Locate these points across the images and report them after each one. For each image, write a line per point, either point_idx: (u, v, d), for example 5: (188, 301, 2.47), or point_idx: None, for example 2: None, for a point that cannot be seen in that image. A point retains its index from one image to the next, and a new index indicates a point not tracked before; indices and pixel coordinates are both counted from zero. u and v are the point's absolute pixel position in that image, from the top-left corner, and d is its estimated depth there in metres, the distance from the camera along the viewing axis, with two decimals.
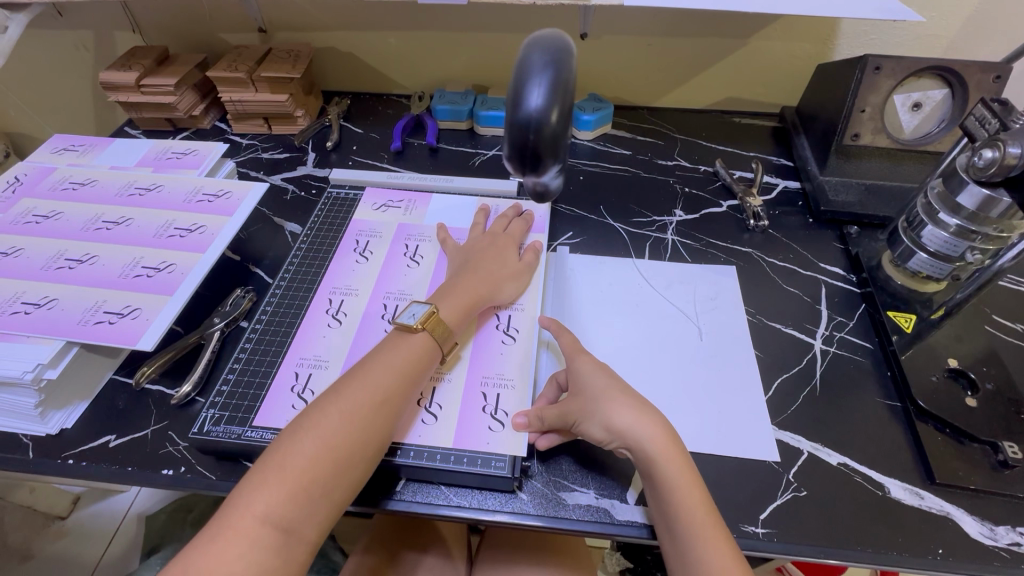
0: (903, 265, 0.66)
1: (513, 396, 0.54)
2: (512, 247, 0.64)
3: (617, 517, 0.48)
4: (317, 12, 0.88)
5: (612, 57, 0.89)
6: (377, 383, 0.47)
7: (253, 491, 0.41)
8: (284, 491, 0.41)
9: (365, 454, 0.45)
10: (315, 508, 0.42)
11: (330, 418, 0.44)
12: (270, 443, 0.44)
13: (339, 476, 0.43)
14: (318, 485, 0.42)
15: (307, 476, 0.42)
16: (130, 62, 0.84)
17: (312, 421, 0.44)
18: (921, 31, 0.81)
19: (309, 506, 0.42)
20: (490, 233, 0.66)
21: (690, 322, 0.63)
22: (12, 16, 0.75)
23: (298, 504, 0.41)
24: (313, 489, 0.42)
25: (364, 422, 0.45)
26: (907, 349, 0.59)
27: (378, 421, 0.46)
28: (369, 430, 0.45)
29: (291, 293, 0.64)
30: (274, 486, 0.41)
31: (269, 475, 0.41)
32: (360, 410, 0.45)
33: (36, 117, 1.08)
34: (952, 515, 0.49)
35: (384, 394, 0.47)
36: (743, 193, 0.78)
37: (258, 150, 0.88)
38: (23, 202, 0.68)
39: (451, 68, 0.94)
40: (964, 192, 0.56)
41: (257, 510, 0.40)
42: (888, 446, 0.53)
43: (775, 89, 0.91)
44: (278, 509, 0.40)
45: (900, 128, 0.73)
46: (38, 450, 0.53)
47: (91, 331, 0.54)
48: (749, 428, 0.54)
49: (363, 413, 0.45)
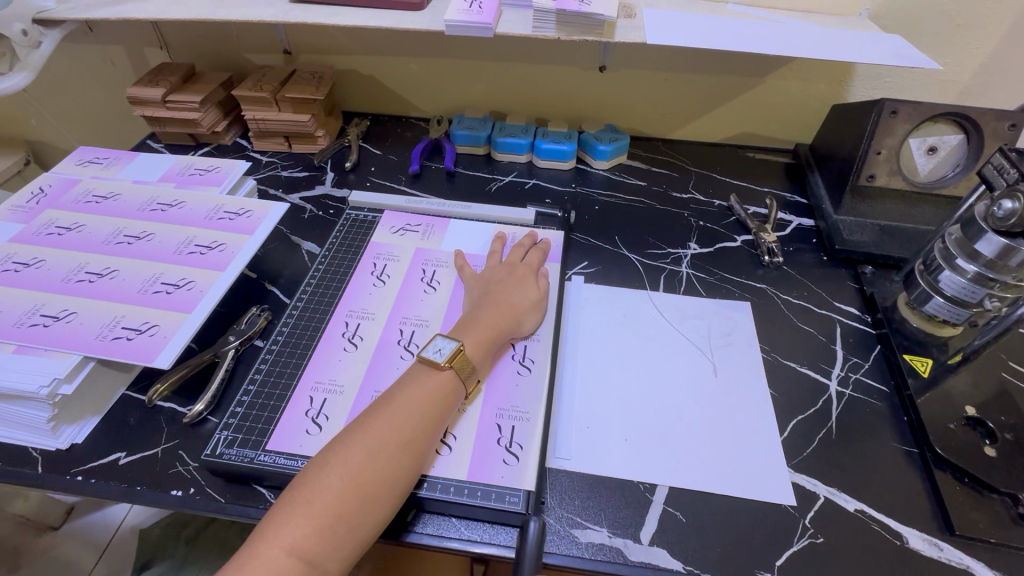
0: (919, 308, 0.66)
1: (533, 428, 0.53)
2: (530, 277, 0.65)
3: (630, 557, 0.47)
4: (343, 37, 0.90)
5: (630, 91, 0.91)
6: (404, 419, 0.47)
7: (282, 523, 0.41)
8: (312, 524, 0.41)
9: (391, 490, 0.44)
10: (340, 542, 0.41)
11: (357, 452, 0.44)
12: (297, 476, 0.45)
13: (365, 512, 0.43)
14: (346, 519, 0.42)
15: (334, 510, 0.42)
16: (157, 78, 0.86)
17: (339, 454, 0.45)
18: (935, 76, 0.82)
19: (336, 541, 0.41)
20: (511, 262, 0.66)
21: (704, 358, 0.63)
22: (47, 32, 0.75)
23: (324, 538, 0.41)
24: (339, 523, 0.42)
25: (390, 458, 0.45)
26: (923, 393, 0.59)
27: (404, 457, 0.46)
28: (396, 466, 0.45)
29: (310, 314, 0.64)
30: (301, 518, 0.41)
31: (296, 507, 0.42)
32: (388, 446, 0.45)
33: (59, 126, 1.09)
34: (972, 569, 0.48)
35: (410, 429, 0.47)
36: (757, 229, 0.78)
37: (278, 168, 0.89)
38: (46, 214, 0.69)
39: (470, 95, 0.96)
40: (982, 240, 0.57)
41: (284, 543, 0.40)
42: (906, 493, 0.53)
43: (790, 126, 0.92)
44: (304, 541, 0.40)
45: (915, 171, 0.73)
46: (48, 465, 0.52)
47: (108, 347, 0.54)
48: (765, 470, 0.53)
49: (389, 448, 0.45)
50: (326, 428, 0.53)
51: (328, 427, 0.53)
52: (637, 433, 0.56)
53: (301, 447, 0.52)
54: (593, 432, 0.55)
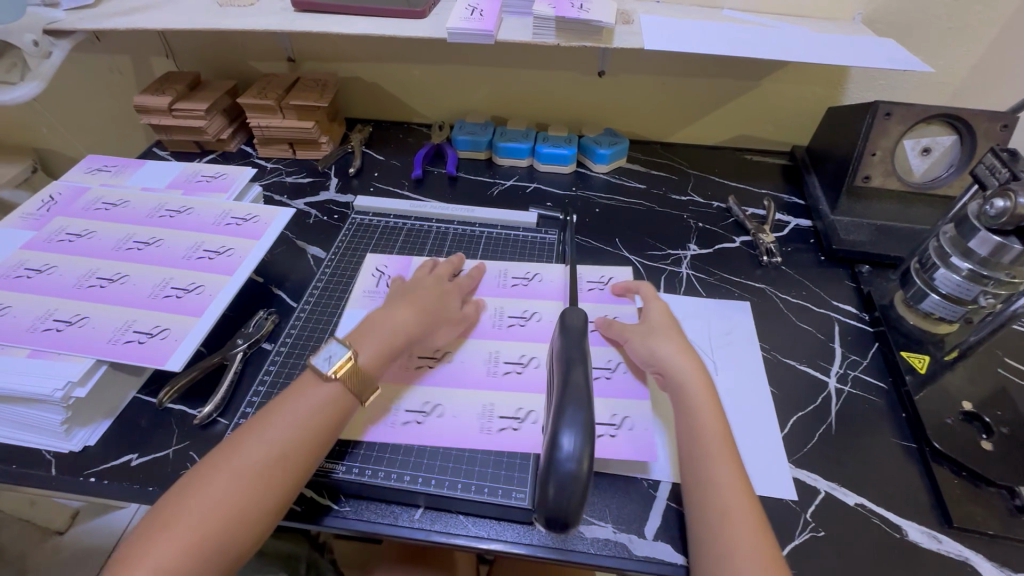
0: (915, 306, 0.67)
1: (530, 407, 0.56)
2: (455, 294, 0.63)
3: (635, 552, 0.48)
4: (346, 43, 0.91)
5: (628, 94, 0.92)
6: (284, 433, 0.47)
7: (143, 547, 0.41)
8: (173, 546, 0.40)
9: (263, 504, 0.44)
10: (206, 561, 0.41)
11: (231, 470, 0.44)
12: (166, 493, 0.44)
13: (237, 532, 0.43)
14: (212, 541, 0.42)
15: (198, 530, 0.41)
16: (163, 87, 0.87)
17: (211, 475, 0.44)
18: (928, 79, 0.84)
19: (199, 563, 0.41)
20: (435, 274, 0.65)
21: (705, 355, 0.64)
22: (57, 42, 0.77)
23: (186, 560, 0.40)
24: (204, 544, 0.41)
25: (264, 476, 0.45)
26: (920, 390, 0.60)
27: (281, 473, 0.45)
28: (263, 490, 0.44)
29: (317, 315, 0.66)
30: (160, 542, 0.41)
31: (159, 529, 0.41)
32: (263, 463, 0.45)
33: (67, 135, 1.11)
34: (970, 560, 0.48)
35: (288, 446, 0.46)
36: (756, 229, 0.79)
37: (282, 174, 0.90)
38: (57, 220, 0.70)
39: (472, 100, 0.97)
40: (975, 238, 0.58)
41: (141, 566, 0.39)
42: (905, 486, 0.54)
43: (787, 128, 0.94)
44: (164, 559, 0.40)
45: (909, 171, 0.75)
46: (61, 467, 0.53)
47: (121, 350, 0.55)
48: (767, 466, 0.54)
49: (265, 465, 0.45)
50: None
51: None
52: (641, 418, 0.55)
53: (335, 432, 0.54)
54: (607, 415, 0.55)
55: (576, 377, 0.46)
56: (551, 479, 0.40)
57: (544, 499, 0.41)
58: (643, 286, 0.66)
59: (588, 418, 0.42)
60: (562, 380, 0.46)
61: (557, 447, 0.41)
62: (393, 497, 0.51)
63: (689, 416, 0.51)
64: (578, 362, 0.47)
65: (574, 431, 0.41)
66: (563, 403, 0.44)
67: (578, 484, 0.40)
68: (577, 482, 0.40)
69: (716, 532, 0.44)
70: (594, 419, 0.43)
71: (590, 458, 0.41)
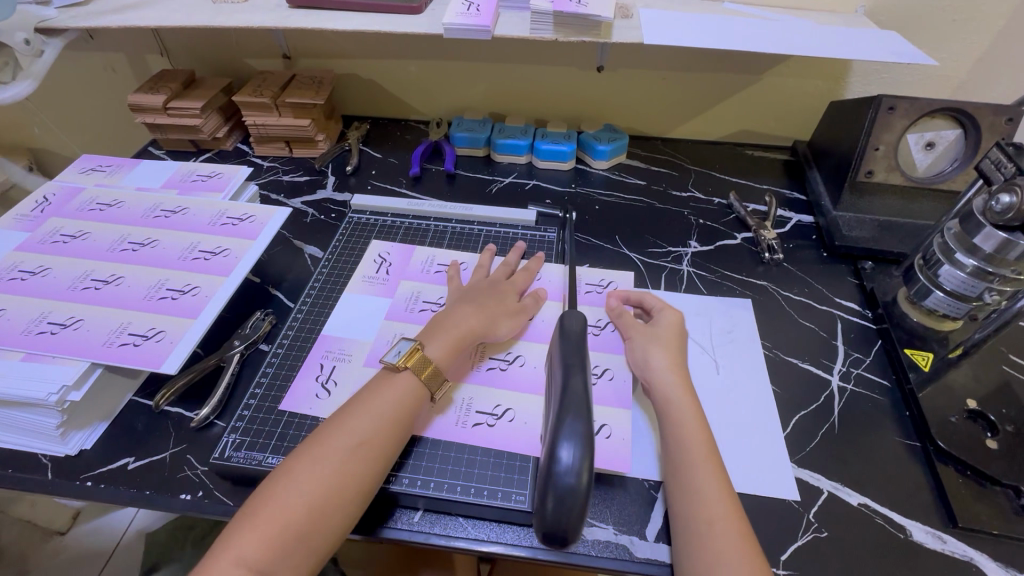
0: (919, 303, 0.66)
1: (508, 405, 0.56)
2: (513, 292, 0.63)
3: (636, 554, 0.48)
4: (342, 40, 0.90)
5: (628, 89, 0.91)
6: (363, 427, 0.47)
7: (233, 537, 0.41)
8: (264, 535, 0.41)
9: (347, 495, 0.44)
10: (292, 554, 0.41)
11: (316, 462, 0.45)
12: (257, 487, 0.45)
13: (323, 523, 0.43)
14: (300, 531, 0.42)
15: (286, 521, 0.42)
16: (157, 85, 0.86)
17: (294, 468, 0.45)
18: (931, 71, 0.83)
19: (288, 553, 0.41)
20: (494, 277, 0.65)
21: (706, 354, 0.63)
22: (48, 41, 0.76)
23: (276, 550, 0.40)
24: (293, 534, 0.41)
25: (347, 467, 0.45)
26: (924, 387, 0.59)
27: (363, 465, 0.46)
28: (346, 482, 0.44)
29: (312, 318, 0.66)
30: (250, 532, 0.41)
31: (248, 520, 0.42)
32: (345, 455, 0.45)
33: (62, 135, 1.10)
34: (975, 560, 0.48)
35: (367, 438, 0.47)
36: (757, 226, 0.79)
37: (279, 173, 0.89)
38: (51, 221, 0.69)
39: (470, 96, 0.96)
40: (981, 234, 0.58)
41: (232, 557, 0.40)
42: (909, 485, 0.53)
43: (788, 123, 0.93)
44: (255, 551, 0.40)
45: (913, 166, 0.74)
46: (57, 471, 0.53)
47: (116, 353, 0.55)
48: (770, 466, 0.54)
49: (347, 457, 0.45)
50: (334, 393, 0.57)
51: (335, 392, 0.57)
52: (620, 428, 0.55)
53: (313, 411, 0.56)
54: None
55: (576, 385, 0.45)
56: (550, 492, 0.40)
57: (542, 513, 0.40)
58: (650, 297, 0.65)
59: (587, 428, 0.41)
60: (560, 388, 0.45)
61: (556, 459, 0.40)
62: (393, 501, 0.50)
63: (673, 417, 0.52)
64: (576, 368, 0.46)
65: (573, 442, 0.40)
66: (562, 411, 0.43)
67: (577, 499, 0.39)
68: (576, 497, 0.39)
69: (703, 534, 0.44)
70: (593, 429, 0.42)
71: (589, 471, 0.40)
